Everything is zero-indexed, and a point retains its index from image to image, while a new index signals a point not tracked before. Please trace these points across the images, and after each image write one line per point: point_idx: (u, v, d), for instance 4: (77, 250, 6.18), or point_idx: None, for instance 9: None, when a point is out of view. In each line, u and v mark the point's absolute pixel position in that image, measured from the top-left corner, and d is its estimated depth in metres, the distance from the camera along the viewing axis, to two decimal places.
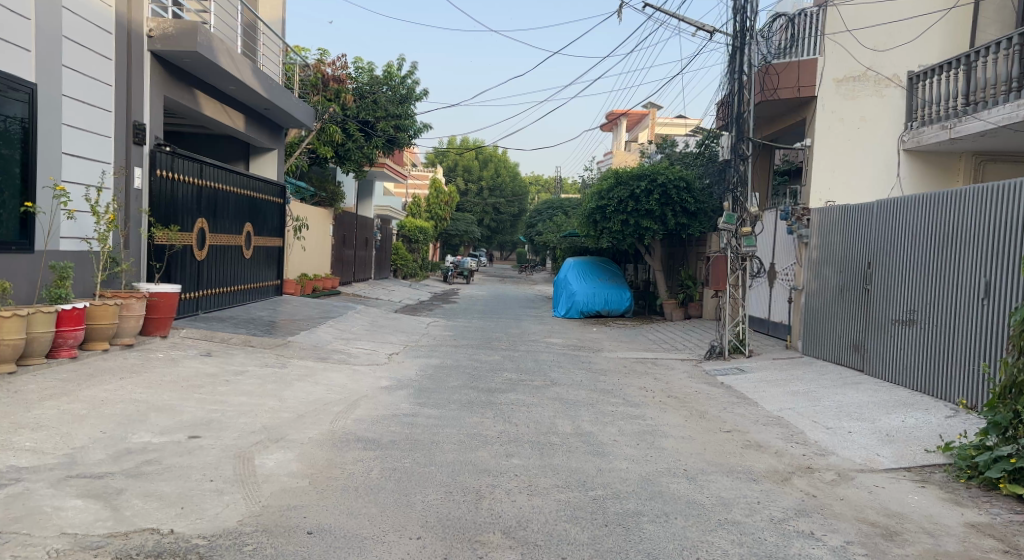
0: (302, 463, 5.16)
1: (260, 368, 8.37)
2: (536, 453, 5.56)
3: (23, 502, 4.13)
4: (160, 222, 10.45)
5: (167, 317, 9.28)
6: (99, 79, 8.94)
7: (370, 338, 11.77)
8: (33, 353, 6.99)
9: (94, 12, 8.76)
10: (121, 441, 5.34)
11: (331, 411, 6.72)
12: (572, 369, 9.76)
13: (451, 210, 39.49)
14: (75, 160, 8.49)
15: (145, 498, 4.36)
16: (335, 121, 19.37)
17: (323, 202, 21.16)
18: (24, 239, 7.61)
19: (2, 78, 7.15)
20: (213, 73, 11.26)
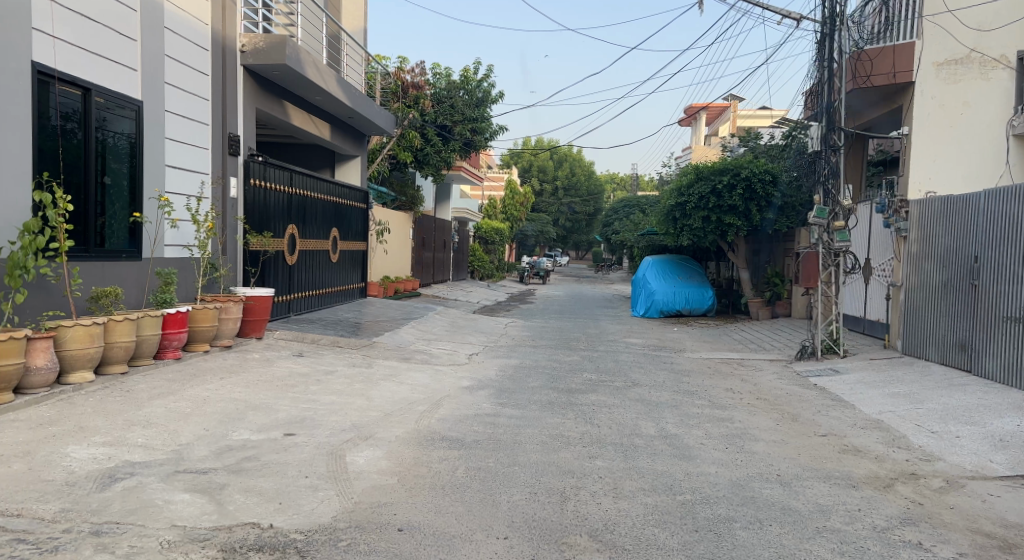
0: (391, 461, 5.29)
1: (348, 368, 8.63)
2: (620, 456, 5.50)
3: (138, 495, 4.40)
4: (254, 229, 10.95)
5: (261, 319, 9.71)
6: (197, 95, 9.43)
7: (452, 339, 11.94)
8: (142, 355, 7.44)
9: (193, 31, 9.24)
10: (223, 439, 5.61)
11: (416, 410, 6.85)
12: (654, 369, 9.60)
13: (526, 211, 39.58)
14: (177, 172, 8.99)
15: (246, 493, 4.56)
16: (414, 127, 19.89)
17: (404, 206, 21.62)
18: (133, 248, 8.13)
19: (111, 97, 7.65)
20: (301, 84, 11.69)
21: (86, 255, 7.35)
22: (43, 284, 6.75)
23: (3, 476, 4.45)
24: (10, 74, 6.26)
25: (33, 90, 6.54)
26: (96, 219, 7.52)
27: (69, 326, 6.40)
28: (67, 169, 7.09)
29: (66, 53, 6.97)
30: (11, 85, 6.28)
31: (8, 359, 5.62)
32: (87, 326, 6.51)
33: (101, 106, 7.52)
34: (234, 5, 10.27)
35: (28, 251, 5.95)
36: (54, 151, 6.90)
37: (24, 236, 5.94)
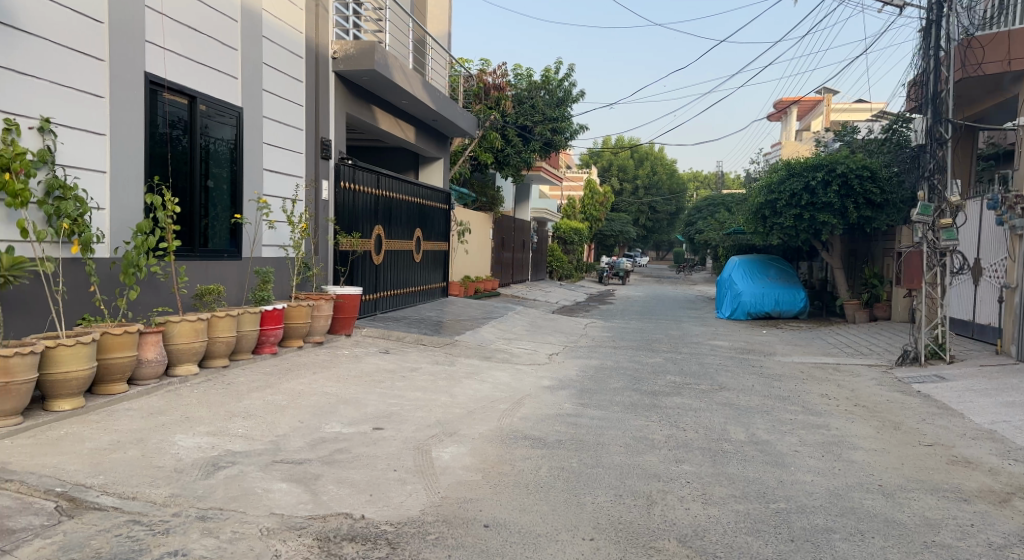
0: (475, 457, 5.35)
1: (432, 365, 8.77)
2: (708, 461, 5.37)
3: (239, 483, 4.62)
4: (343, 230, 11.29)
5: (351, 317, 10.02)
6: (293, 101, 9.81)
7: (532, 338, 11.95)
8: (242, 350, 7.81)
9: (288, 40, 9.62)
10: (316, 431, 5.81)
11: (499, 408, 6.89)
12: (742, 373, 9.30)
13: (606, 211, 39.20)
14: (274, 175, 9.39)
15: (339, 483, 4.71)
16: (495, 128, 20.03)
17: (484, 207, 21.71)
18: (234, 248, 8.55)
19: (214, 105, 8.06)
20: (388, 89, 11.97)
21: (191, 254, 7.78)
22: (154, 281, 7.18)
23: (120, 461, 4.76)
24: (125, 84, 6.69)
25: (145, 99, 6.95)
26: (201, 220, 7.95)
27: (177, 322, 6.78)
28: (175, 173, 7.52)
29: (175, 64, 7.38)
30: (126, 95, 6.70)
31: (123, 352, 6.00)
32: (192, 322, 6.88)
33: (205, 113, 7.93)
34: (327, 14, 10.62)
35: (141, 251, 6.37)
36: (163, 156, 7.32)
37: (137, 236, 6.37)
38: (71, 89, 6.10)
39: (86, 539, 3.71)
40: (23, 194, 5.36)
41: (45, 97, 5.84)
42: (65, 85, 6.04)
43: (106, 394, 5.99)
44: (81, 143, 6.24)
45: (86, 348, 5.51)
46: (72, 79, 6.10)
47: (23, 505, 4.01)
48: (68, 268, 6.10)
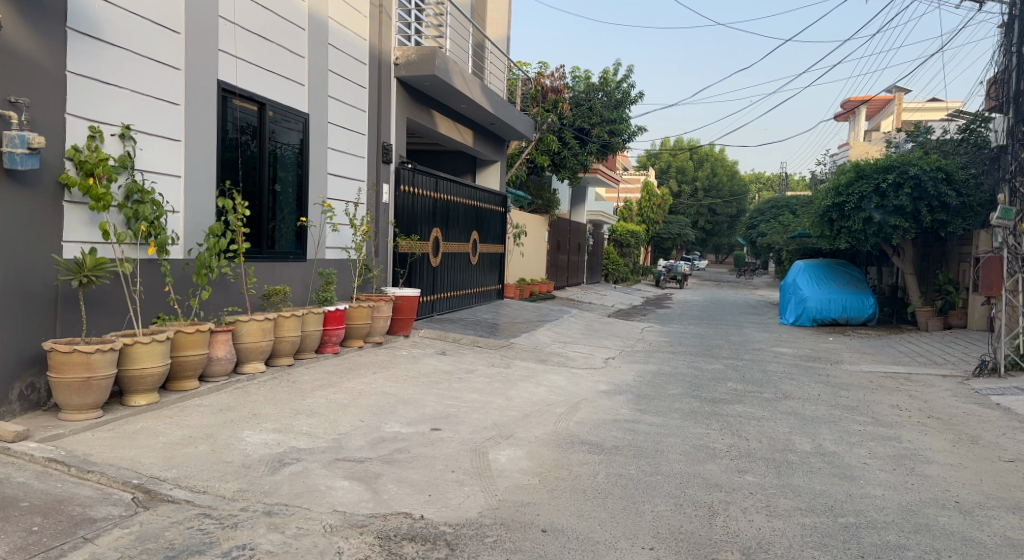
0: (532, 461, 5.34)
1: (488, 368, 8.80)
2: (772, 472, 5.23)
3: (303, 479, 4.73)
4: (402, 232, 11.47)
5: (409, 318, 10.16)
6: (356, 106, 10.01)
7: (588, 342, 11.88)
8: (306, 349, 8.01)
9: (353, 47, 9.82)
10: (376, 430, 5.91)
11: (555, 412, 6.87)
12: (806, 381, 9.02)
13: (664, 213, 38.68)
14: (338, 179, 9.60)
15: (398, 483, 4.77)
16: (553, 131, 20.06)
17: (540, 209, 21.72)
18: (299, 250, 8.78)
19: (282, 111, 8.29)
20: (448, 94, 12.10)
21: (259, 256, 8.02)
22: (224, 282, 7.43)
23: (191, 455, 4.93)
24: (200, 92, 6.94)
25: (218, 106, 7.20)
26: (268, 223, 8.19)
27: (246, 321, 7.00)
28: (245, 178, 7.77)
29: (246, 72, 7.62)
30: (200, 102, 6.96)
31: (195, 350, 6.22)
32: (260, 321, 7.08)
33: (274, 119, 8.18)
34: (390, 21, 10.81)
35: (213, 253, 6.61)
36: (233, 161, 7.58)
37: (210, 239, 6.62)
38: (150, 97, 6.36)
39: (160, 531, 3.85)
40: (106, 198, 5.61)
41: (127, 105, 6.11)
42: (145, 94, 6.30)
43: (178, 391, 6.22)
44: (159, 149, 6.50)
45: (160, 346, 5.73)
46: (151, 88, 6.37)
47: (102, 495, 4.20)
48: (146, 269, 6.36)
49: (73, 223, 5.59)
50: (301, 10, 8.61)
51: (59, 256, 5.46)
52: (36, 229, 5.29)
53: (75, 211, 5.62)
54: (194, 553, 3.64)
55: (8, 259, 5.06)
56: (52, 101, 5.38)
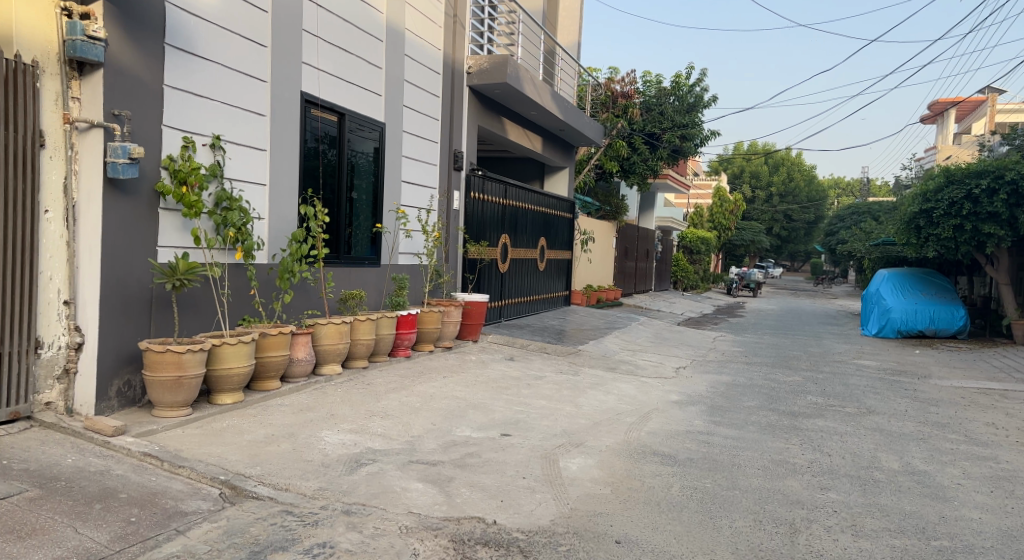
0: (603, 470, 5.28)
1: (557, 375, 8.76)
2: (857, 489, 5.03)
3: (379, 480, 4.82)
4: (472, 238, 11.56)
5: (477, 323, 10.25)
6: (431, 115, 10.19)
7: (658, 350, 11.68)
8: (380, 352, 8.18)
9: (428, 57, 10.01)
10: (448, 434, 5.98)
11: (625, 421, 6.78)
12: (892, 396, 8.62)
13: (736, 220, 37.72)
14: (412, 186, 9.80)
15: (471, 487, 4.81)
16: (622, 136, 19.73)
17: (608, 216, 21.48)
18: (374, 255, 8.99)
19: (359, 120, 8.53)
20: (519, 101, 12.17)
21: (337, 261, 8.25)
22: (305, 286, 7.67)
23: (274, 453, 5.11)
24: (284, 103, 7.20)
25: (300, 116, 7.45)
26: (346, 229, 8.42)
27: (324, 324, 7.21)
28: (325, 185, 8.02)
29: (327, 83, 7.87)
30: (284, 113, 7.22)
31: (277, 351, 6.45)
32: (337, 324, 7.28)
33: (352, 128, 8.41)
34: (464, 31, 10.97)
35: (295, 258, 6.85)
36: (314, 169, 7.84)
37: (292, 244, 6.86)
38: (238, 109, 6.64)
39: (246, 526, 4.00)
40: (197, 205, 5.89)
41: (217, 117, 6.40)
42: (234, 106, 6.59)
43: (262, 390, 6.46)
44: (246, 158, 6.77)
45: (246, 347, 5.96)
46: (240, 100, 6.65)
47: (193, 490, 4.40)
48: (233, 273, 6.64)
49: (167, 228, 5.89)
50: (379, 22, 8.84)
51: (154, 260, 5.76)
52: (135, 234, 5.59)
53: (170, 218, 5.92)
54: (278, 549, 3.76)
55: (109, 264, 5.36)
56: (151, 114, 5.68)
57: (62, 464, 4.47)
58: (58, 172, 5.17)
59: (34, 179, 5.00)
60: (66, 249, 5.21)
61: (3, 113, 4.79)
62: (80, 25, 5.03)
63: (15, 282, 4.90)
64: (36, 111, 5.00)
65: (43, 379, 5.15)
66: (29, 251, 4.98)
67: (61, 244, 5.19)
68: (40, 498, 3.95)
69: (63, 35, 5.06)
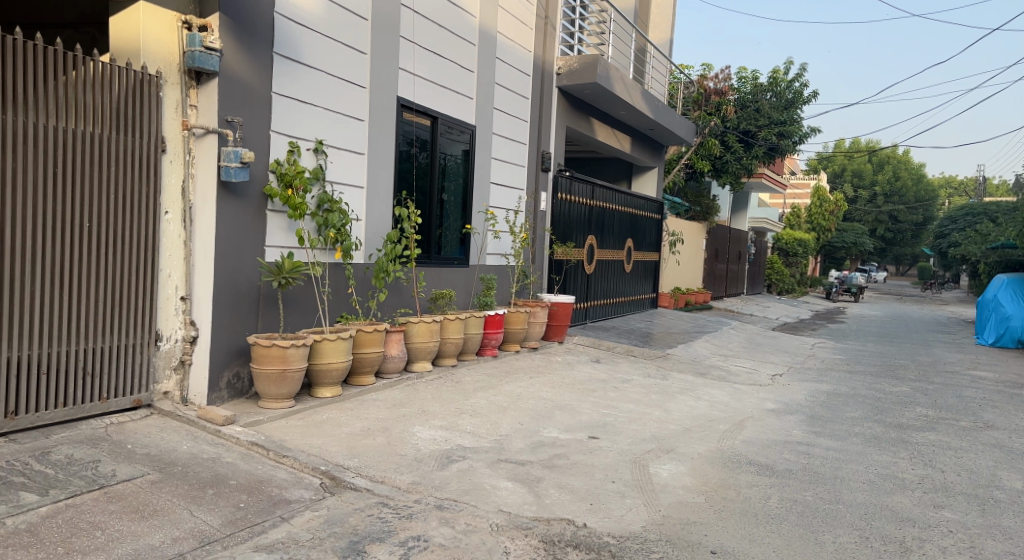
0: (696, 478, 5.15)
1: (645, 379, 8.61)
2: (974, 510, 4.71)
3: (470, 477, 4.89)
4: (559, 239, 11.55)
5: (564, 324, 10.24)
6: (520, 117, 10.24)
7: (751, 356, 11.29)
8: (468, 351, 8.30)
9: (518, 59, 10.07)
10: (536, 434, 5.99)
11: (717, 427, 6.60)
12: (1013, 412, 8.00)
13: (837, 220, 35.97)
14: (501, 188, 9.88)
15: (560, 489, 4.80)
16: (715, 134, 19.26)
17: (698, 216, 20.99)
18: (463, 255, 9.13)
19: (451, 123, 8.67)
20: (609, 101, 12.08)
21: (428, 261, 8.43)
22: (398, 285, 7.88)
23: (370, 447, 5.26)
24: (381, 110, 7.42)
25: (395, 120, 7.65)
26: (436, 230, 8.60)
27: (415, 322, 7.37)
28: (418, 187, 8.23)
29: (422, 88, 8.06)
30: (382, 118, 7.44)
31: (373, 348, 6.64)
32: (428, 323, 7.44)
33: (444, 132, 8.59)
34: (555, 32, 10.96)
35: (390, 258, 7.06)
36: (408, 172, 8.05)
37: (387, 245, 7.07)
38: (339, 114, 6.88)
39: (345, 516, 4.14)
40: (302, 207, 6.16)
41: (320, 122, 6.66)
42: (335, 112, 6.83)
43: (357, 385, 6.69)
44: (346, 161, 7.02)
45: (345, 343, 6.18)
46: (340, 106, 6.89)
47: (296, 479, 4.60)
48: (332, 272, 6.89)
49: (273, 229, 6.18)
50: (472, 25, 8.98)
51: (262, 259, 6.07)
52: (246, 234, 5.90)
53: (276, 219, 6.21)
54: (375, 540, 3.87)
55: (222, 263, 5.67)
56: (261, 121, 5.98)
57: (178, 450, 4.76)
58: (177, 175, 5.52)
59: (157, 182, 5.36)
60: (183, 248, 5.55)
61: (129, 121, 5.17)
62: (199, 36, 5.33)
63: (140, 278, 5.28)
64: (159, 118, 5.35)
65: (162, 369, 5.50)
66: (151, 249, 5.35)
67: (179, 243, 5.53)
68: (160, 482, 4.21)
69: (185, 46, 5.40)
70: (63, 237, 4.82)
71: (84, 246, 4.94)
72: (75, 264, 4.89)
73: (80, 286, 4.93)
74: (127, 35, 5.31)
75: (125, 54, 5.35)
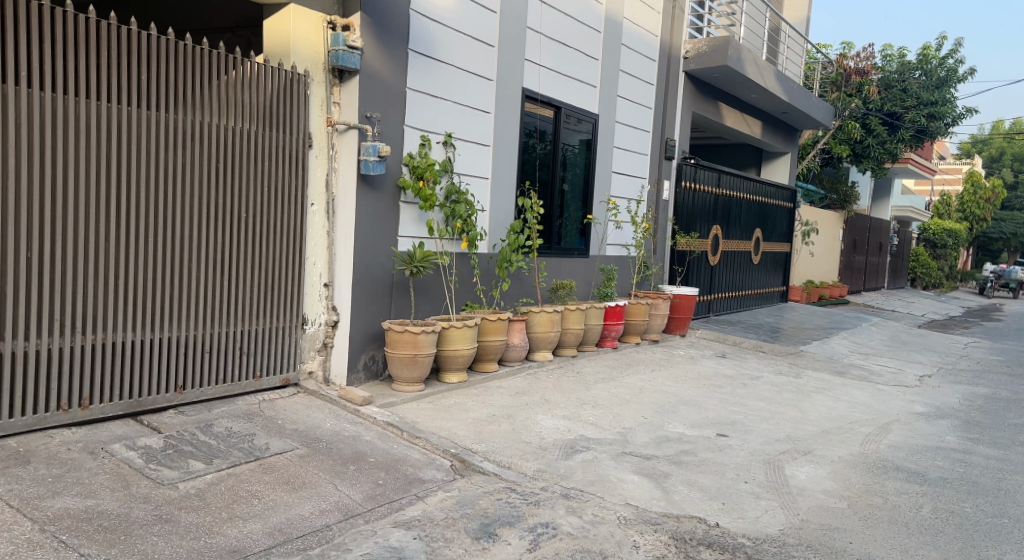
0: (837, 482, 4.89)
1: (776, 376, 8.24)
2: None
3: (595, 469, 4.88)
4: (682, 229, 11.27)
5: (686, 317, 9.99)
6: (645, 104, 10.06)
7: (895, 355, 10.51)
8: (588, 342, 8.28)
9: (645, 44, 9.89)
10: (661, 429, 5.89)
11: (859, 430, 6.21)
12: None
13: (995, 208, 32.74)
14: (623, 177, 9.75)
15: (689, 486, 4.69)
16: (855, 117, 18.06)
17: (833, 204, 19.81)
18: (583, 246, 9.10)
19: (574, 113, 8.64)
20: (739, 85, 11.62)
21: (549, 251, 8.48)
22: (520, 275, 7.97)
23: (496, 432, 5.37)
24: (507, 102, 7.52)
25: (520, 111, 7.73)
26: (558, 220, 8.62)
27: (537, 312, 7.44)
28: (540, 178, 8.29)
29: (548, 78, 8.10)
30: (507, 110, 7.54)
31: (496, 336, 6.76)
32: (549, 313, 7.48)
33: (567, 122, 8.56)
34: (683, 15, 10.65)
35: (513, 248, 7.16)
36: (530, 163, 8.13)
37: (510, 235, 7.17)
38: (467, 108, 7.03)
39: (476, 499, 4.25)
40: (431, 198, 6.34)
41: (450, 115, 6.83)
42: (464, 105, 6.99)
43: (481, 371, 6.84)
44: (474, 154, 7.17)
45: (470, 331, 6.33)
46: (469, 99, 7.03)
47: (428, 460, 4.77)
48: (459, 262, 7.07)
49: (406, 221, 6.43)
50: (599, 13, 8.89)
51: (395, 248, 6.33)
52: (382, 225, 6.17)
53: (408, 210, 6.45)
54: (505, 524, 3.94)
55: (361, 252, 5.96)
56: (396, 115, 6.20)
57: (322, 427, 5.06)
58: (322, 169, 5.85)
59: (304, 175, 5.70)
60: (327, 238, 5.88)
61: (280, 118, 5.51)
62: (342, 36, 5.63)
63: (289, 265, 5.65)
64: (307, 115, 5.69)
65: (308, 350, 5.86)
66: (299, 239, 5.70)
67: (323, 233, 5.86)
68: (308, 456, 4.50)
69: (330, 46, 5.71)
70: (224, 226, 5.23)
71: (241, 235, 5.34)
72: (233, 251, 5.30)
73: (238, 271, 5.34)
74: (278, 38, 5.65)
75: (276, 55, 5.69)
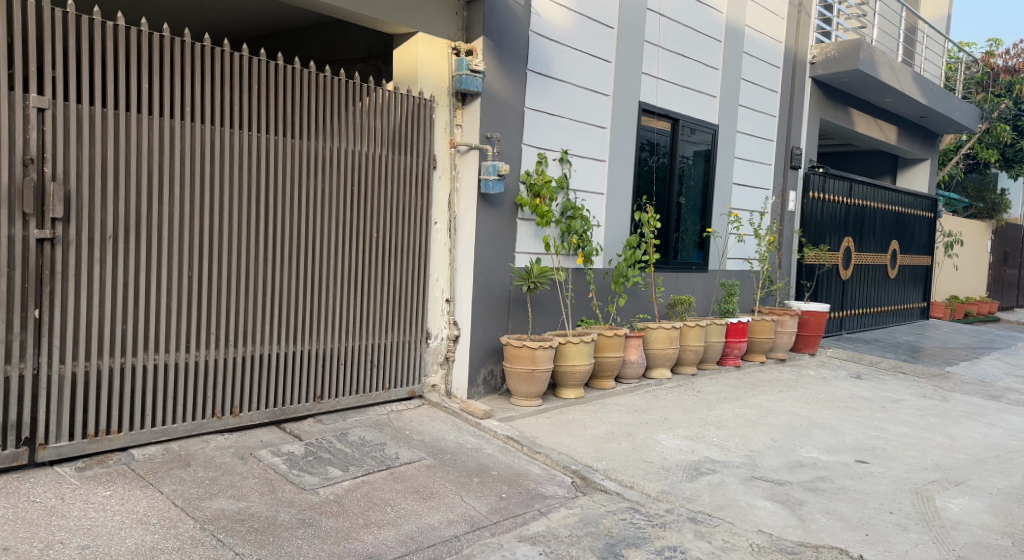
0: (997, 517, 4.47)
1: (919, 400, 7.66)
2: None
3: (724, 493, 4.71)
4: (811, 243, 10.76)
5: (816, 335, 9.49)
6: (768, 113, 9.72)
7: None
8: (708, 359, 8.06)
9: (768, 52, 9.57)
10: (792, 452, 5.62)
11: (1021, 460, 5.66)
12: None
13: None
14: (745, 189, 9.45)
15: (827, 514, 4.44)
16: (1005, 119, 16.62)
17: (981, 213, 18.26)
18: (703, 260, 8.87)
19: (693, 124, 8.48)
20: (873, 89, 10.99)
21: (667, 266, 8.33)
22: (637, 291, 7.86)
23: (617, 450, 5.31)
24: (624, 116, 7.49)
25: (637, 126, 7.68)
26: (675, 234, 8.46)
27: (654, 328, 7.30)
28: (657, 191, 8.19)
29: (666, 91, 8.01)
30: (624, 124, 7.51)
31: (613, 352, 6.70)
32: (668, 329, 7.33)
33: (684, 134, 8.41)
34: (809, 19, 10.24)
35: (629, 263, 7.08)
36: (648, 176, 8.05)
37: (627, 250, 7.10)
38: (584, 124, 7.06)
39: (600, 517, 4.22)
40: (548, 215, 6.41)
41: (567, 132, 6.89)
42: (582, 122, 7.03)
43: (599, 388, 6.80)
44: (590, 169, 7.18)
45: (587, 346, 6.30)
46: (586, 115, 7.07)
47: (549, 475, 4.79)
48: (575, 277, 7.09)
49: (525, 237, 6.54)
50: (720, 23, 8.71)
51: (513, 265, 6.43)
52: (501, 243, 6.29)
53: (526, 227, 6.54)
54: (631, 545, 3.88)
55: (481, 269, 6.11)
56: (515, 133, 6.32)
57: (447, 438, 5.19)
58: (444, 189, 6.05)
59: (428, 196, 5.92)
60: (448, 254, 6.07)
61: (407, 142, 5.76)
62: (466, 61, 5.81)
63: (414, 282, 5.87)
64: (431, 137, 5.91)
65: (431, 363, 6.05)
66: (424, 256, 5.92)
67: (446, 250, 6.06)
68: (435, 466, 4.63)
69: (454, 71, 5.91)
70: (356, 245, 5.49)
71: (371, 253, 5.60)
72: (364, 268, 5.56)
73: (368, 287, 5.58)
74: (404, 66, 5.90)
75: (403, 82, 5.94)
